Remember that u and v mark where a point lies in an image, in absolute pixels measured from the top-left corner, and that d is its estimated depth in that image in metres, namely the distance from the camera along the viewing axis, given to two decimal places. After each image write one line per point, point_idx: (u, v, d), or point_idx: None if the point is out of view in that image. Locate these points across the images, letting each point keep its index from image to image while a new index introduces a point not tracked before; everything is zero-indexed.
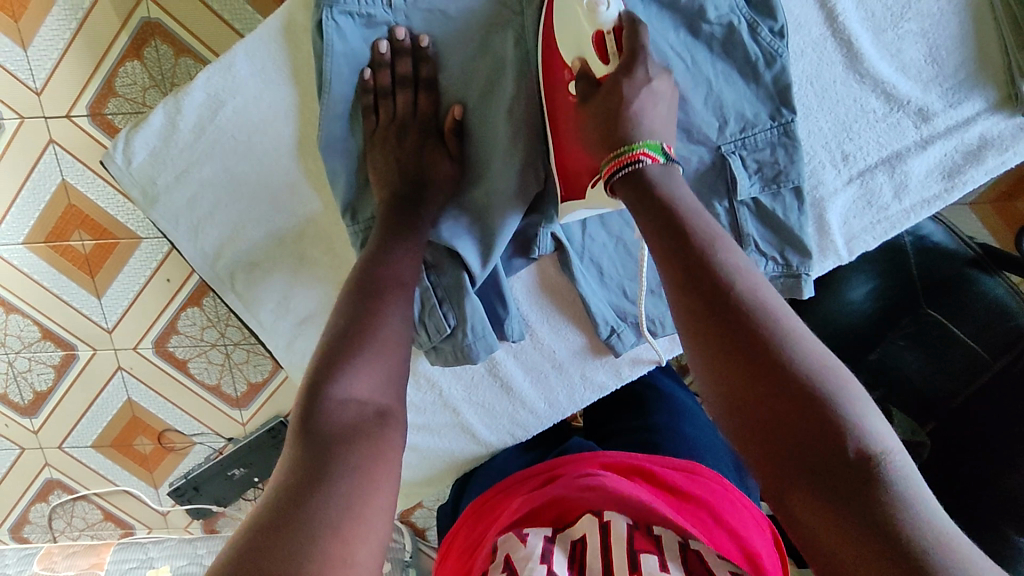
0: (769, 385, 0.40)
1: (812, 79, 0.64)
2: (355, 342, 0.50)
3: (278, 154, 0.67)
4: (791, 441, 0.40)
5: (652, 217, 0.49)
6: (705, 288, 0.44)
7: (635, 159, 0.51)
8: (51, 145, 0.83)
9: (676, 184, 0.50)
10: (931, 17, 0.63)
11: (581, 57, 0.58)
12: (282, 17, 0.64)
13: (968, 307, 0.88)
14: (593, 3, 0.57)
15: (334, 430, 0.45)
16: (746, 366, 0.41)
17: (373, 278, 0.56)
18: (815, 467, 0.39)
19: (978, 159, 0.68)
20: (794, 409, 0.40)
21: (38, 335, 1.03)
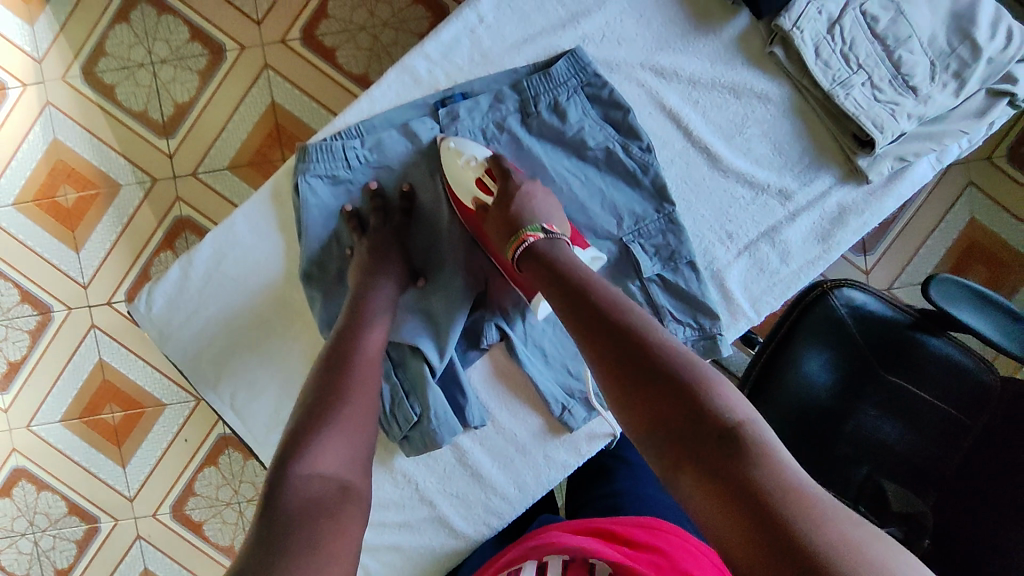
0: (652, 386, 0.55)
1: (685, 180, 0.82)
2: (322, 426, 0.59)
3: (268, 289, 0.83)
4: (672, 426, 0.52)
5: (554, 283, 0.67)
6: (600, 325, 0.61)
7: (525, 240, 0.71)
8: (93, 329, 1.35)
9: (569, 257, 0.69)
10: (768, 122, 0.81)
11: (475, 196, 0.76)
12: (270, 187, 0.83)
13: (925, 371, 0.91)
14: (468, 161, 0.76)
15: (298, 501, 0.52)
16: (632, 373, 0.56)
17: (338, 371, 0.65)
18: (693, 441, 0.51)
19: (843, 223, 0.82)
20: (671, 399, 0.53)
21: (63, 512, 1.39)
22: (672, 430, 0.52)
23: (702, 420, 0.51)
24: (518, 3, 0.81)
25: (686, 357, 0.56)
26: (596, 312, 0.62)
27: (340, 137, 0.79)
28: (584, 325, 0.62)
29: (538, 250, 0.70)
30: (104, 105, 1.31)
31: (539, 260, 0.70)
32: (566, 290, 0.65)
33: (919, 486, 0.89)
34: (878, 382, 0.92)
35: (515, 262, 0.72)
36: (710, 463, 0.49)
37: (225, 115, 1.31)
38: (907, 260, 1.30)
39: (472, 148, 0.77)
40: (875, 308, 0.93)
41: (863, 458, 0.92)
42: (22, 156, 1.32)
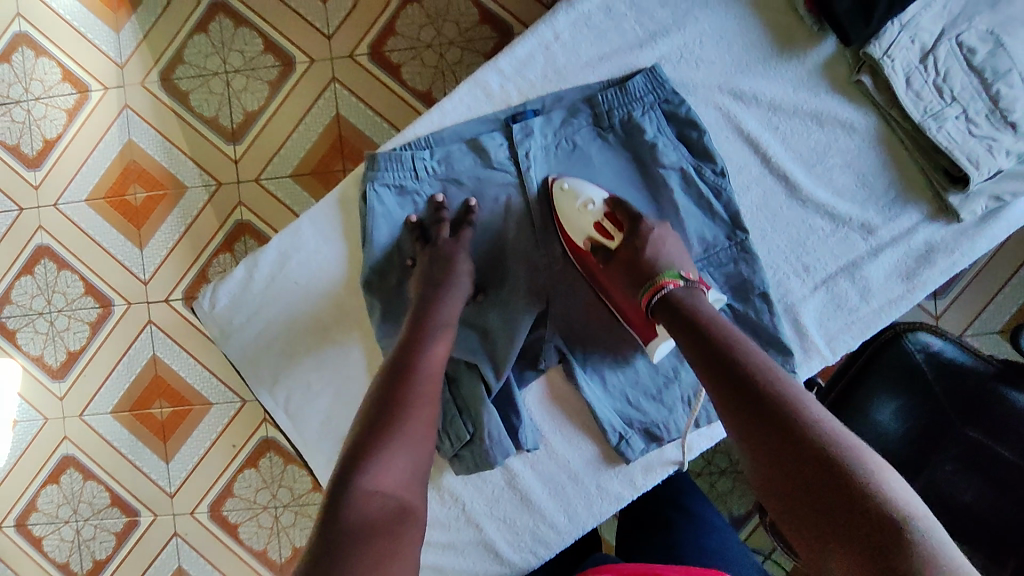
0: (793, 460, 0.53)
1: (760, 207, 0.79)
2: (386, 439, 0.58)
3: (329, 295, 0.83)
4: (827, 510, 0.50)
5: (686, 332, 0.65)
6: (737, 383, 0.59)
7: (661, 286, 0.70)
8: (150, 325, 1.38)
9: (705, 305, 0.67)
10: (852, 152, 0.78)
11: (591, 237, 0.76)
12: (338, 193, 0.83)
13: (1010, 428, 0.85)
14: (584, 202, 0.75)
15: (358, 520, 0.53)
16: (779, 453, 0.54)
17: (404, 379, 0.64)
18: (835, 520, 0.49)
19: (930, 262, 0.77)
20: (826, 483, 0.50)
21: (106, 503, 1.42)
22: (826, 512, 0.50)
23: (856, 505, 0.49)
24: (596, 21, 0.79)
25: (838, 432, 0.53)
26: (740, 375, 0.59)
27: (410, 148, 0.79)
28: (720, 379, 0.60)
29: (672, 298, 0.68)
30: (177, 109, 1.36)
31: (672, 307, 0.68)
32: (698, 339, 0.64)
33: (1004, 554, 0.82)
34: (952, 437, 0.88)
35: (648, 310, 0.71)
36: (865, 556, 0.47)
37: (290, 124, 1.34)
38: (983, 307, 1.23)
39: (587, 190, 0.76)
40: (950, 354, 0.89)
41: (934, 515, 0.87)
42: (98, 155, 1.37)
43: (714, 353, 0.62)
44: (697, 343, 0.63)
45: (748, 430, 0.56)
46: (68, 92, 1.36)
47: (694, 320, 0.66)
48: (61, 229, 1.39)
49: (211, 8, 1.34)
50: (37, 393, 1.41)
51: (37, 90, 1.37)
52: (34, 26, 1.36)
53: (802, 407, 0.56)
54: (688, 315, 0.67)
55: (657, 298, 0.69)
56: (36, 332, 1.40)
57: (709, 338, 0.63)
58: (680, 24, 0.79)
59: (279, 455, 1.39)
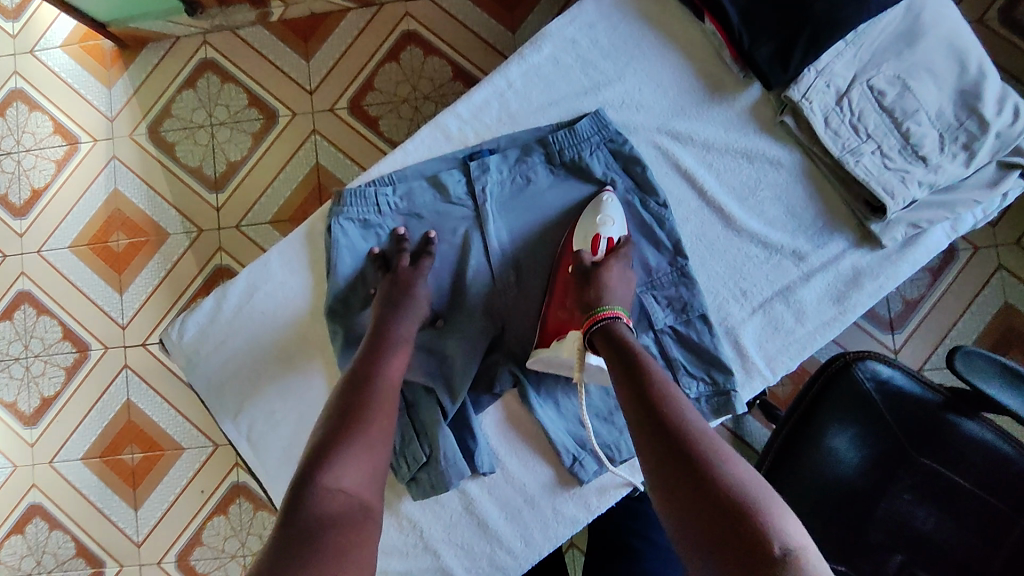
0: (694, 482, 0.59)
1: (699, 237, 0.84)
2: (346, 440, 0.61)
3: (294, 324, 0.87)
4: (725, 540, 0.55)
5: (617, 359, 0.72)
6: (653, 411, 0.65)
7: (606, 316, 0.75)
8: (125, 368, 1.40)
9: (635, 341, 0.73)
10: (781, 185, 0.84)
11: (583, 239, 0.82)
12: (305, 228, 0.88)
13: (960, 454, 0.92)
14: (605, 218, 0.81)
15: (320, 515, 0.54)
16: (681, 476, 0.60)
17: (363, 387, 0.67)
18: (725, 537, 0.55)
19: (858, 286, 0.82)
20: (715, 503, 0.57)
21: (70, 553, 1.39)
22: (718, 533, 0.56)
23: (747, 535, 0.54)
24: (545, 71, 0.87)
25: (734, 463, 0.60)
26: (663, 416, 0.65)
27: (374, 184, 0.85)
28: (640, 405, 0.67)
29: (613, 328, 0.74)
30: (162, 160, 1.42)
31: (613, 343, 0.73)
32: (627, 368, 0.70)
33: None
34: (908, 466, 0.93)
35: (586, 336, 0.76)
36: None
37: (272, 172, 1.41)
38: (937, 342, 1.28)
39: (613, 213, 0.82)
40: (901, 383, 0.94)
41: (898, 546, 0.92)
42: (83, 203, 1.43)
43: (643, 392, 0.67)
44: (631, 383, 0.69)
45: (661, 468, 0.61)
46: (58, 144, 1.43)
47: (626, 351, 0.72)
48: (42, 276, 1.42)
49: (199, 66, 1.43)
50: (8, 440, 1.41)
51: (28, 142, 1.43)
52: (30, 82, 1.44)
53: (706, 437, 0.62)
54: (628, 352, 0.72)
55: (597, 326, 0.75)
56: (11, 377, 1.41)
57: (641, 377, 0.69)
58: (621, 73, 0.86)
59: (249, 502, 1.38)
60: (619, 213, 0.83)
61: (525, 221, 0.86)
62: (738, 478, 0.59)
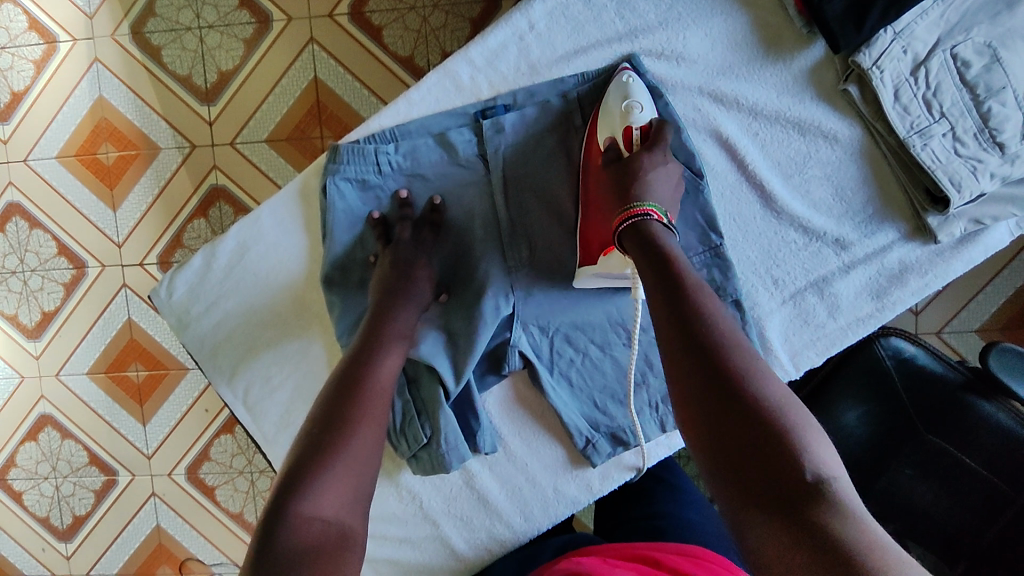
0: (725, 396, 0.50)
1: (734, 215, 0.76)
2: (328, 459, 0.57)
3: (290, 288, 0.81)
4: (754, 463, 0.47)
5: (648, 259, 0.60)
6: (684, 314, 0.55)
7: (642, 212, 0.64)
8: (123, 288, 1.35)
9: (670, 241, 0.62)
10: (832, 164, 0.75)
11: (612, 135, 0.71)
12: (299, 183, 0.80)
13: (972, 435, 0.86)
14: (628, 107, 0.70)
15: (296, 550, 0.50)
16: (709, 386, 0.50)
17: (351, 394, 0.63)
18: (753, 460, 0.47)
19: (902, 282, 0.76)
20: (748, 425, 0.48)
21: (84, 462, 1.41)
22: (746, 447, 0.47)
23: (787, 469, 0.46)
24: (574, 11, 0.75)
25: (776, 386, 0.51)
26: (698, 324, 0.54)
27: (373, 140, 0.76)
28: (669, 306, 0.56)
29: (646, 225, 0.63)
30: (148, 65, 1.29)
31: (644, 238, 0.62)
32: (659, 267, 0.59)
33: (949, 553, 0.84)
34: (914, 442, 0.88)
35: (617, 233, 0.65)
36: (790, 525, 0.44)
37: (266, 86, 1.28)
38: (963, 306, 1.21)
39: (640, 97, 0.71)
40: (921, 361, 0.89)
41: (889, 515, 0.88)
42: (68, 110, 1.32)
43: (673, 294, 0.57)
44: (664, 285, 0.58)
45: (687, 377, 0.52)
46: (35, 42, 1.30)
47: (661, 251, 0.60)
48: (33, 187, 1.35)
49: None
50: (13, 352, 1.39)
51: (3, 38, 1.30)
52: None
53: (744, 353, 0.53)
54: (659, 251, 0.61)
55: (630, 221, 0.63)
56: (9, 290, 1.37)
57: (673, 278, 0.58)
58: (663, 17, 0.74)
59: None
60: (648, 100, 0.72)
61: (542, 188, 0.77)
62: (781, 406, 0.49)
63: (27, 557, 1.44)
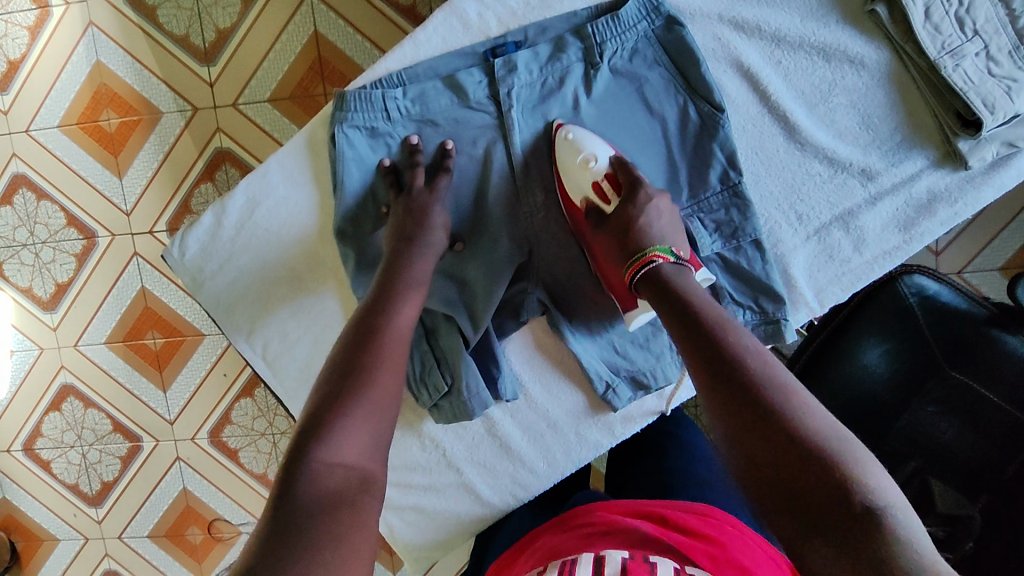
0: (773, 433, 0.47)
1: (756, 149, 0.74)
2: (346, 407, 0.56)
3: (302, 242, 0.80)
4: (811, 502, 0.44)
5: (668, 303, 0.59)
6: (715, 353, 0.53)
7: (650, 260, 0.64)
8: (135, 257, 1.35)
9: (687, 280, 0.61)
10: (858, 91, 0.72)
11: (586, 196, 0.71)
12: (306, 134, 0.78)
13: (994, 368, 0.84)
14: (585, 159, 0.71)
15: (318, 495, 0.50)
16: (755, 426, 0.48)
17: (368, 344, 0.62)
18: (809, 497, 0.44)
19: (931, 212, 0.74)
20: (799, 459, 0.45)
21: (108, 429, 1.43)
22: (801, 487, 0.45)
23: (845, 499, 0.43)
24: None
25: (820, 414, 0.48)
26: (725, 355, 0.52)
27: (380, 85, 0.73)
28: (699, 345, 0.54)
29: (659, 274, 0.62)
30: (145, 27, 1.26)
31: (661, 282, 0.61)
32: (682, 311, 0.57)
33: (970, 489, 0.82)
34: (939, 378, 0.86)
35: (632, 283, 0.65)
36: (852, 555, 0.42)
37: (266, 43, 1.25)
38: (987, 244, 1.18)
39: (592, 147, 0.71)
40: (945, 297, 0.87)
41: (911, 453, 0.85)
42: (66, 77, 1.29)
43: (699, 334, 0.55)
44: (685, 326, 0.56)
45: (726, 414, 0.49)
46: (27, 8, 1.26)
47: (680, 295, 0.59)
48: (37, 158, 1.33)
49: None
50: (30, 324, 1.39)
51: None
52: None
53: (785, 383, 0.50)
54: (677, 295, 0.59)
55: (645, 273, 0.63)
56: (22, 263, 1.37)
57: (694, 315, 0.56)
58: None
59: None
60: (596, 141, 0.72)
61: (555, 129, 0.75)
62: (825, 431, 0.47)
63: (60, 522, 1.47)
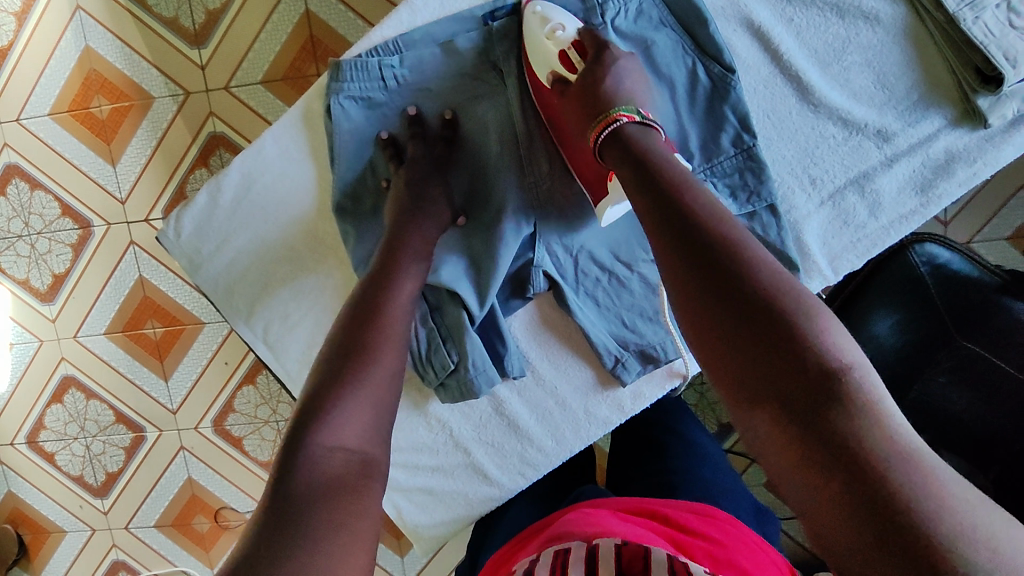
0: (720, 282, 0.43)
1: (768, 112, 0.71)
2: (347, 388, 0.54)
3: (301, 220, 0.78)
4: (755, 354, 0.41)
5: (630, 164, 0.56)
6: (671, 213, 0.49)
7: (615, 119, 0.60)
8: (132, 246, 1.33)
9: (654, 141, 0.57)
10: (873, 48, 0.69)
11: (554, 68, 0.67)
12: (301, 107, 0.76)
13: (1008, 337, 0.81)
14: (553, 30, 0.67)
15: (317, 480, 0.48)
16: (703, 278, 0.44)
17: (367, 322, 0.60)
18: (755, 351, 0.41)
19: (948, 173, 0.71)
20: (749, 313, 0.41)
21: (111, 420, 1.42)
22: (748, 343, 0.41)
23: (790, 350, 0.40)
24: None
25: (781, 275, 0.44)
26: (680, 215, 0.48)
27: (376, 53, 0.70)
28: (657, 203, 0.51)
29: (625, 133, 0.58)
30: (133, 10, 1.22)
31: (624, 143, 0.58)
32: (644, 173, 0.53)
33: (983, 459, 0.78)
34: (949, 349, 0.83)
35: (596, 149, 0.61)
36: (797, 418, 0.38)
37: (257, 22, 1.21)
38: (994, 213, 1.14)
39: (560, 17, 0.67)
40: (956, 265, 0.84)
41: (924, 425, 0.83)
42: (55, 63, 1.26)
43: (658, 194, 0.51)
44: (643, 185, 0.53)
45: (676, 269, 0.46)
46: None
47: (643, 157, 0.56)
48: (28, 147, 1.30)
49: None
50: (28, 317, 1.37)
51: None
52: None
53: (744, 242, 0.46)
54: (638, 156, 0.56)
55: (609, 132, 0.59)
56: (17, 254, 1.35)
57: (656, 179, 0.53)
58: None
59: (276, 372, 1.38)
60: (567, 16, 0.68)
61: None
62: (781, 288, 0.43)
63: (66, 514, 1.46)
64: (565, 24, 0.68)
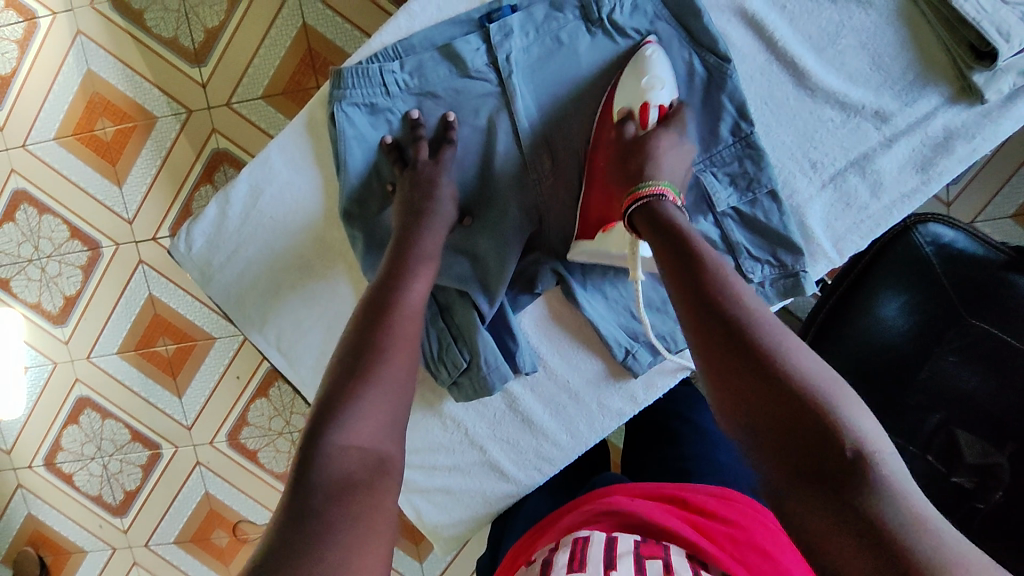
0: (755, 370, 0.47)
1: (765, 99, 0.72)
2: (360, 387, 0.55)
3: (309, 227, 0.79)
4: (789, 439, 0.45)
5: (664, 240, 0.58)
6: (706, 300, 0.52)
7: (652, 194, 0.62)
8: (141, 265, 1.34)
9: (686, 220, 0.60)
10: (867, 31, 0.70)
11: (629, 108, 0.70)
12: (305, 116, 0.77)
13: (1017, 312, 0.81)
14: (652, 84, 0.69)
15: (334, 478, 0.49)
16: (740, 366, 0.48)
17: (378, 321, 0.61)
18: (788, 434, 0.45)
19: (948, 150, 0.72)
20: (784, 400, 0.46)
21: (127, 438, 1.43)
22: (782, 427, 0.45)
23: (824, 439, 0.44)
24: None
25: (812, 364, 0.48)
26: (716, 303, 0.52)
27: (376, 59, 0.72)
28: (691, 288, 0.54)
29: (659, 209, 0.61)
30: (133, 32, 1.24)
31: (658, 220, 0.60)
32: (678, 251, 0.56)
33: (999, 437, 0.79)
34: (958, 328, 0.83)
35: (628, 217, 0.63)
36: (824, 496, 0.42)
37: (256, 38, 1.23)
38: (996, 191, 1.14)
39: (663, 74, 0.69)
40: (962, 245, 0.84)
41: (935, 405, 0.82)
42: (58, 88, 1.28)
43: (692, 275, 0.54)
44: (680, 269, 0.55)
45: (712, 352, 0.50)
46: (13, 20, 1.25)
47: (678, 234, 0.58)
48: (35, 172, 1.32)
49: None
50: (42, 339, 1.39)
51: None
52: None
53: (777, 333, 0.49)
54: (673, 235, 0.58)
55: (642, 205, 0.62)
56: (29, 278, 1.36)
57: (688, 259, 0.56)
58: None
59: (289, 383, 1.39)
60: (670, 74, 0.70)
61: (558, 92, 0.74)
62: (811, 375, 0.47)
63: (86, 534, 1.47)
64: (665, 84, 0.70)
